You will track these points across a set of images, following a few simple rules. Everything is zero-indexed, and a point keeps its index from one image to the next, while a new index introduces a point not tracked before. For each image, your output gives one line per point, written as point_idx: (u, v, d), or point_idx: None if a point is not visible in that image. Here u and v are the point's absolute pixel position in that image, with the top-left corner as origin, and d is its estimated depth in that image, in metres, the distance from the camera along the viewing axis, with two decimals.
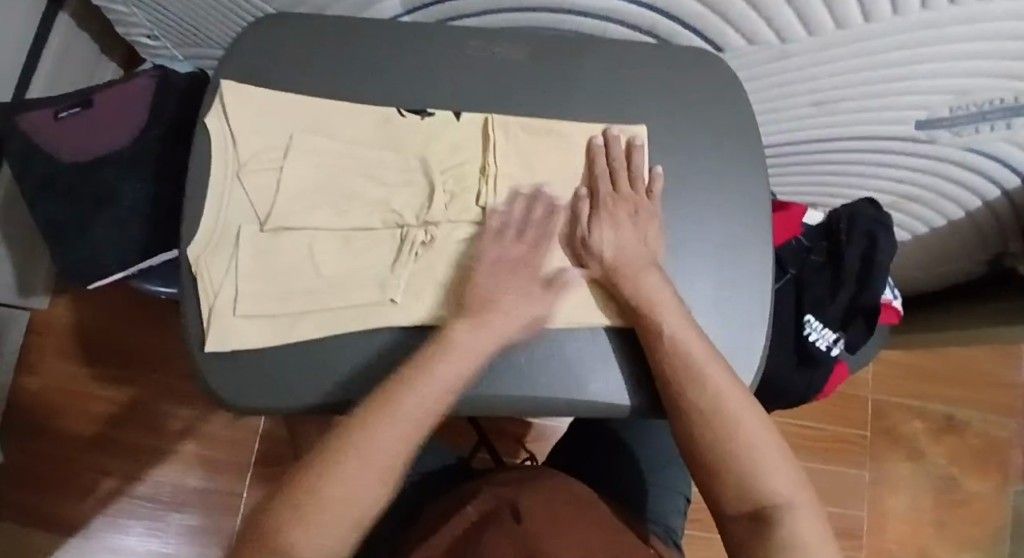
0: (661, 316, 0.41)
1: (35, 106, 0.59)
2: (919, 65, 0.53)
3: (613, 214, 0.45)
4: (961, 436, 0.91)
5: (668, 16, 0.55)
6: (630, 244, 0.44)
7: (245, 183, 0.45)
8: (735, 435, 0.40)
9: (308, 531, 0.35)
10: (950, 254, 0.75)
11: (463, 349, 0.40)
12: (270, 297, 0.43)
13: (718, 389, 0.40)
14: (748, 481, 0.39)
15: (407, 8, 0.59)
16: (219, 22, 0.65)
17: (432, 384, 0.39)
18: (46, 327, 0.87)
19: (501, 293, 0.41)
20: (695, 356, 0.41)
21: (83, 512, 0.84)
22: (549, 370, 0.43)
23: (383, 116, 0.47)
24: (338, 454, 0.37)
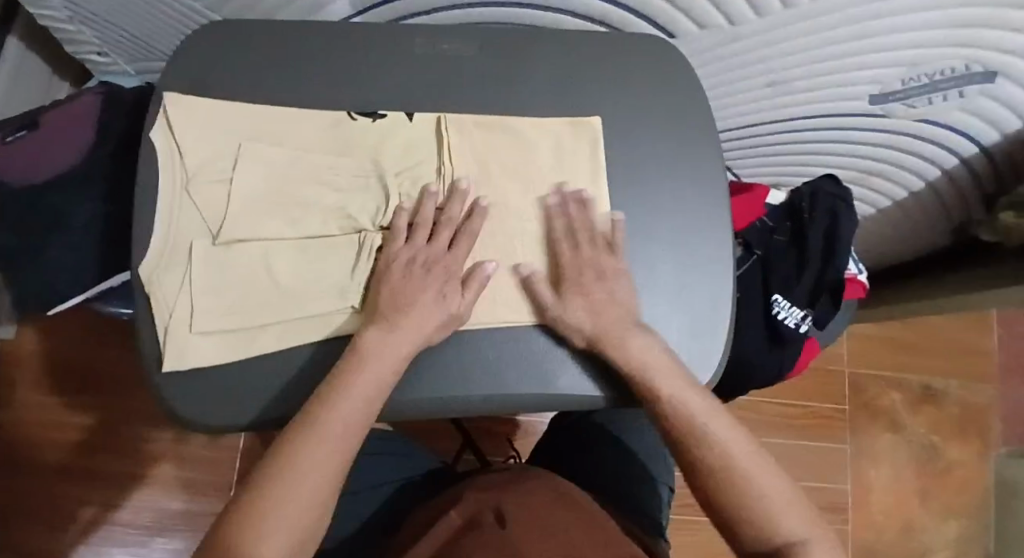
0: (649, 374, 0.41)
1: None
2: (870, 39, 0.53)
3: (580, 283, 0.43)
4: (941, 406, 0.92)
5: (617, 4, 0.55)
6: (603, 309, 0.42)
7: (194, 197, 0.44)
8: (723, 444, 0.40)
9: (276, 527, 0.35)
10: (916, 227, 0.76)
11: (382, 352, 0.39)
12: (226, 312, 0.43)
13: (724, 439, 0.40)
14: (755, 503, 0.39)
15: (357, 10, 0.58)
16: (165, 32, 0.64)
17: (356, 389, 0.38)
18: (13, 357, 0.85)
19: (414, 296, 0.41)
20: (697, 415, 0.40)
21: (63, 543, 0.82)
22: (513, 367, 0.43)
23: (334, 120, 0.46)
24: (289, 463, 0.37)
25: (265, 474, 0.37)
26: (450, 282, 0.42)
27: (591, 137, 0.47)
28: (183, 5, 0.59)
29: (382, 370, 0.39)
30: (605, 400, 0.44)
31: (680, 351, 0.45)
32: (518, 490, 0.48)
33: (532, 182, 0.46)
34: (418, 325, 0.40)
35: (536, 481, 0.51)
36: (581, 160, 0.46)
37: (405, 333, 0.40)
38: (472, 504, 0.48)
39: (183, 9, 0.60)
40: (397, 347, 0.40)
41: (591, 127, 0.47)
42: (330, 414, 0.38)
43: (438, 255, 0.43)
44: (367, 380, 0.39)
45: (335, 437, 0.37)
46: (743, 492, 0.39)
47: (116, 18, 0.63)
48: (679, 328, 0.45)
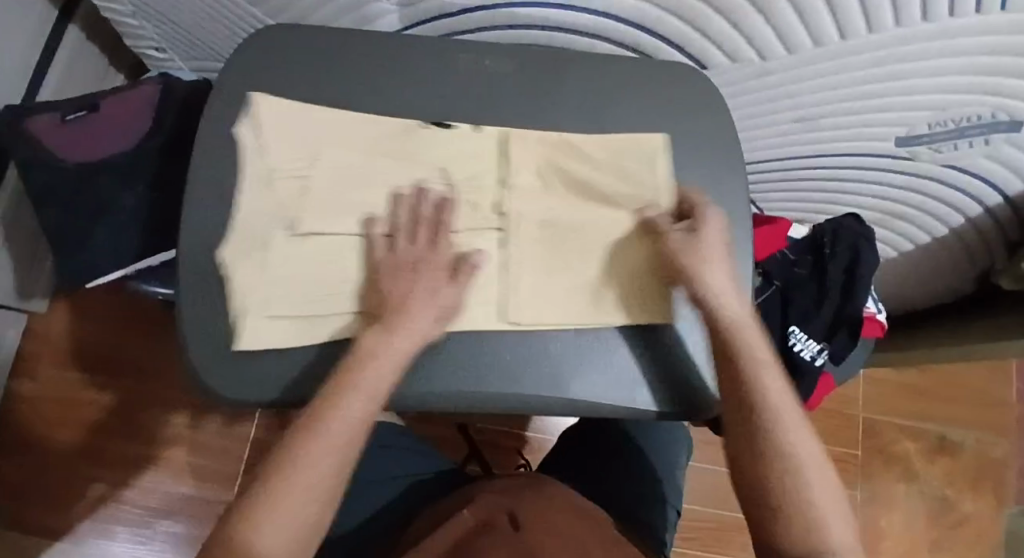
0: (755, 355, 0.41)
1: (40, 110, 0.61)
2: (899, 82, 0.55)
3: (702, 252, 0.42)
4: (955, 456, 0.91)
5: (651, 32, 0.57)
6: (720, 270, 0.42)
7: (273, 191, 0.46)
8: (784, 433, 0.40)
9: (293, 511, 0.37)
10: (940, 273, 0.76)
11: (382, 353, 0.39)
12: (297, 300, 0.44)
13: (799, 445, 0.40)
14: (803, 500, 0.39)
15: (404, 25, 0.62)
16: (221, 33, 0.68)
17: (354, 394, 0.39)
18: (44, 331, 0.88)
19: (409, 302, 0.41)
20: (783, 420, 0.40)
21: (71, 518, 0.84)
22: (533, 366, 0.44)
23: (406, 128, 0.48)
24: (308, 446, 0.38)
25: (283, 457, 0.38)
26: (439, 277, 0.43)
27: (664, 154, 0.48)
28: (243, 8, 0.63)
29: (380, 375, 0.39)
30: (624, 409, 0.44)
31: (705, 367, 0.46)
32: (531, 497, 0.50)
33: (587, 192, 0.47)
34: (414, 330, 0.40)
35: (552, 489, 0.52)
36: (646, 177, 0.47)
37: (404, 333, 0.40)
38: (486, 505, 0.49)
39: (241, 11, 0.64)
40: (396, 352, 0.40)
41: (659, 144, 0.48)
42: (331, 416, 0.38)
43: (421, 255, 0.43)
44: (362, 384, 0.39)
45: (332, 442, 0.38)
46: (801, 499, 0.39)
47: (178, 17, 0.67)
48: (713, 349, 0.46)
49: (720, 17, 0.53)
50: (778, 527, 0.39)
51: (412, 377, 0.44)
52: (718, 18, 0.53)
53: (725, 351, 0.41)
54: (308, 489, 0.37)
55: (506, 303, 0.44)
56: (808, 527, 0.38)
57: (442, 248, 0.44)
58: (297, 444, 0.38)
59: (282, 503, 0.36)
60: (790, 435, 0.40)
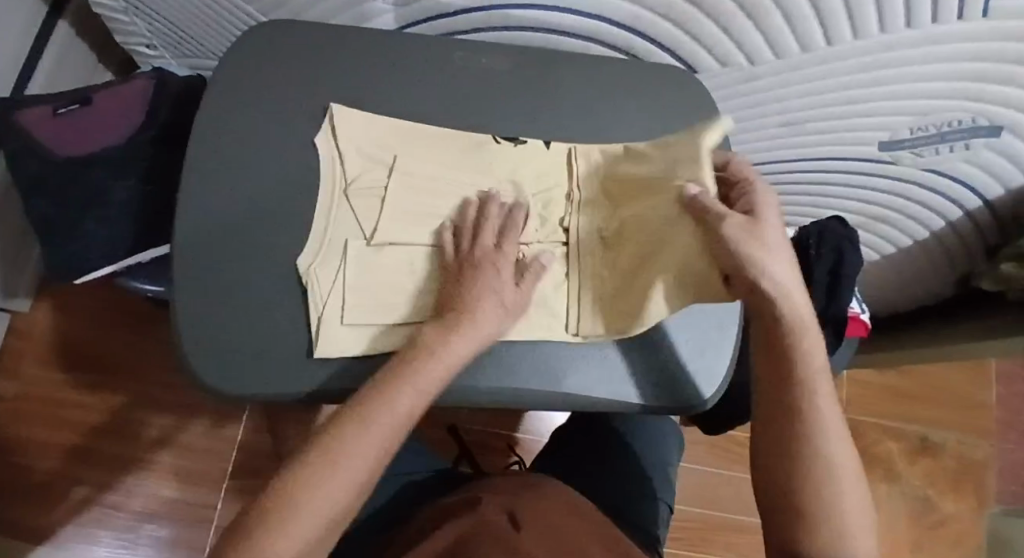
0: (808, 359, 0.39)
1: (30, 103, 0.60)
2: (882, 87, 0.56)
3: (767, 241, 0.37)
4: (936, 457, 0.92)
5: (642, 35, 0.59)
6: (779, 263, 0.37)
7: (351, 202, 0.47)
8: (823, 444, 0.39)
9: (323, 512, 0.35)
10: (921, 276, 0.78)
11: (446, 352, 0.39)
12: (379, 308, 0.44)
13: (836, 454, 0.39)
14: (830, 512, 0.38)
15: (399, 24, 0.63)
16: (214, 31, 0.68)
17: (408, 390, 0.38)
18: (27, 330, 0.87)
19: (474, 299, 0.41)
20: (826, 428, 0.39)
21: (53, 521, 0.82)
22: (527, 362, 0.44)
23: (479, 142, 0.49)
24: (346, 444, 0.36)
25: (319, 453, 0.36)
26: (503, 273, 0.43)
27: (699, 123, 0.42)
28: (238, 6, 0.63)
29: (434, 375, 0.38)
30: (617, 403, 0.45)
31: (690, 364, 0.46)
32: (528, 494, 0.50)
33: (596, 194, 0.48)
34: (478, 333, 0.40)
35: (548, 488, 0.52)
36: None
37: (474, 331, 0.40)
38: (482, 502, 0.49)
39: (236, 10, 0.64)
40: (455, 353, 0.39)
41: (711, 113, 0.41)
42: (382, 411, 0.37)
43: (488, 254, 0.43)
44: (419, 382, 0.38)
45: (377, 437, 0.37)
46: (833, 511, 0.38)
47: (172, 14, 0.67)
48: (705, 347, 0.47)
49: (711, 21, 0.55)
50: (799, 532, 0.39)
51: None
52: (707, 22, 0.55)
53: (780, 351, 0.39)
54: (345, 480, 0.36)
55: (572, 314, 0.45)
56: (831, 533, 0.38)
57: (509, 251, 0.44)
58: (341, 435, 0.36)
59: (318, 492, 0.35)
60: (828, 444, 0.39)
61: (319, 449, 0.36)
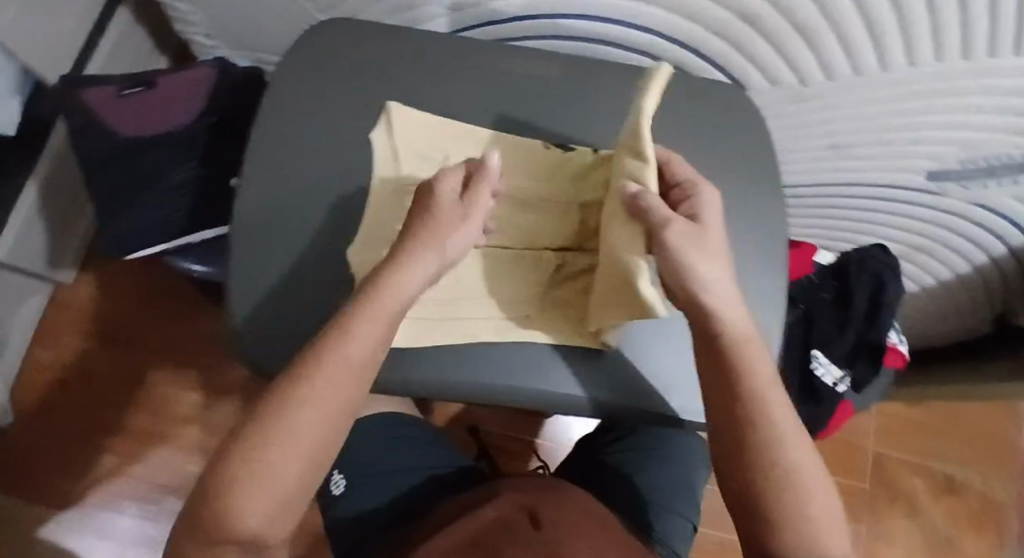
0: (752, 370, 0.40)
1: (97, 84, 0.62)
2: (933, 116, 0.56)
3: (706, 246, 0.39)
4: (960, 496, 0.90)
5: (692, 51, 0.59)
6: (713, 267, 0.39)
7: (402, 197, 0.48)
8: (783, 452, 0.38)
9: (265, 479, 0.35)
10: (958, 310, 0.77)
11: (377, 312, 0.39)
12: (424, 301, 0.47)
13: (798, 462, 0.38)
14: (801, 518, 0.37)
15: (453, 29, 0.65)
16: (273, 26, 0.70)
17: (345, 358, 0.38)
18: (68, 302, 0.89)
19: (406, 254, 0.40)
20: (785, 437, 0.38)
21: (79, 489, 0.84)
22: (546, 366, 0.46)
23: (529, 148, 0.50)
24: (284, 409, 0.36)
25: (259, 421, 0.36)
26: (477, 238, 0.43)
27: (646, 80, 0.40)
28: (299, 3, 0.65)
29: (369, 338, 0.39)
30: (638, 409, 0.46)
31: None
32: (549, 498, 0.50)
33: None
34: (404, 289, 0.40)
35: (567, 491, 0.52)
36: (758, 213, 0.50)
37: (405, 286, 0.40)
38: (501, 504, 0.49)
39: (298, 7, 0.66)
40: (383, 316, 0.39)
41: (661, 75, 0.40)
42: (317, 377, 0.37)
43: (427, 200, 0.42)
44: (350, 348, 0.38)
45: (321, 406, 0.37)
46: (805, 519, 0.37)
47: (234, 8, 0.69)
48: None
49: (762, 39, 0.55)
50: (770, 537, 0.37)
51: (445, 366, 0.46)
52: (760, 41, 0.55)
53: (721, 359, 0.40)
54: (294, 451, 0.36)
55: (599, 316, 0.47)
56: (802, 538, 0.36)
57: (446, 187, 0.42)
58: (287, 406, 0.36)
59: (270, 462, 0.35)
60: (792, 451, 0.38)
61: (266, 420, 0.36)
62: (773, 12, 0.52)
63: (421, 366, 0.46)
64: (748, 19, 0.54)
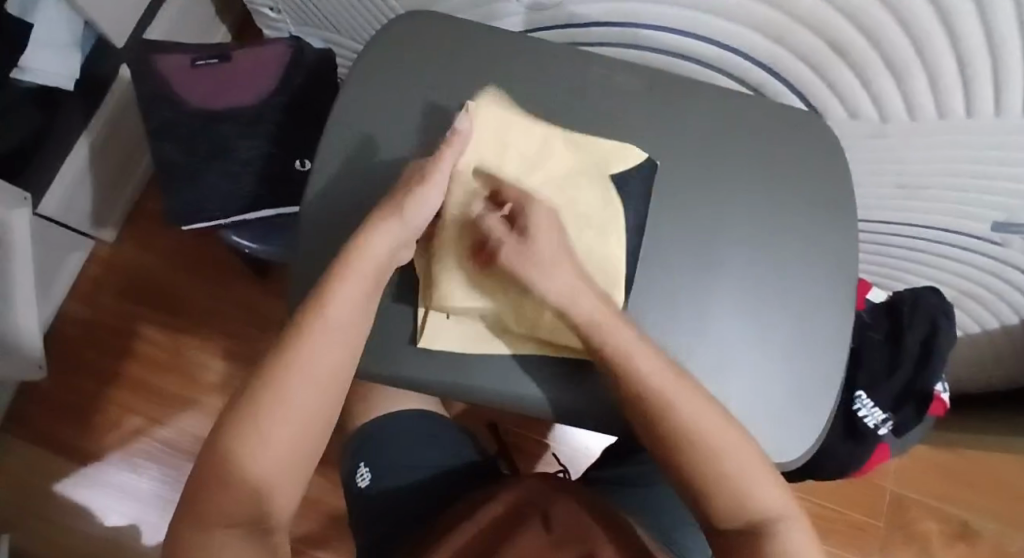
0: (641, 370, 0.41)
1: (177, 52, 0.65)
2: (1006, 167, 0.55)
3: (536, 257, 0.43)
4: (974, 545, 0.90)
5: (776, 76, 0.58)
6: (551, 273, 0.43)
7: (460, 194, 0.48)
8: (709, 441, 0.41)
9: (267, 441, 0.38)
10: (999, 359, 0.76)
11: (346, 279, 0.40)
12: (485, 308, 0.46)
13: (726, 447, 0.41)
14: (735, 495, 0.41)
15: (527, 28, 0.64)
16: (342, 9, 0.70)
17: (325, 324, 0.40)
18: (108, 260, 0.90)
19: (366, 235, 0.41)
20: (702, 425, 0.41)
21: (105, 446, 0.86)
22: (563, 381, 0.46)
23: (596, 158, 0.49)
24: (278, 375, 0.39)
25: (256, 387, 0.39)
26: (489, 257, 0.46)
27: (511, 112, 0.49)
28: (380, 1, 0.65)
29: (347, 304, 0.40)
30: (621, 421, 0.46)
31: (779, 415, 0.48)
32: (568, 500, 0.53)
33: (710, 234, 0.50)
34: (375, 257, 0.41)
35: (578, 492, 0.55)
36: (825, 254, 0.51)
37: (376, 255, 0.41)
38: (523, 507, 0.52)
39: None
40: (363, 281, 0.41)
41: (491, 100, 0.49)
42: (305, 344, 0.40)
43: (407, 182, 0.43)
44: (333, 314, 0.40)
45: (306, 371, 0.39)
46: (742, 491, 0.41)
47: None
48: (782, 395, 0.48)
49: (849, 69, 0.54)
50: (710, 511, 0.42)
51: (505, 375, 0.46)
52: (845, 71, 0.54)
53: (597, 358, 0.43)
54: (292, 415, 0.39)
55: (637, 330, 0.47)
56: (737, 510, 0.41)
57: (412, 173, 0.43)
58: (277, 370, 0.39)
59: (261, 426, 0.38)
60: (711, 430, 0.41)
61: (257, 389, 0.39)
62: (863, 44, 0.51)
63: (427, 367, 0.46)
64: (838, 50, 0.53)
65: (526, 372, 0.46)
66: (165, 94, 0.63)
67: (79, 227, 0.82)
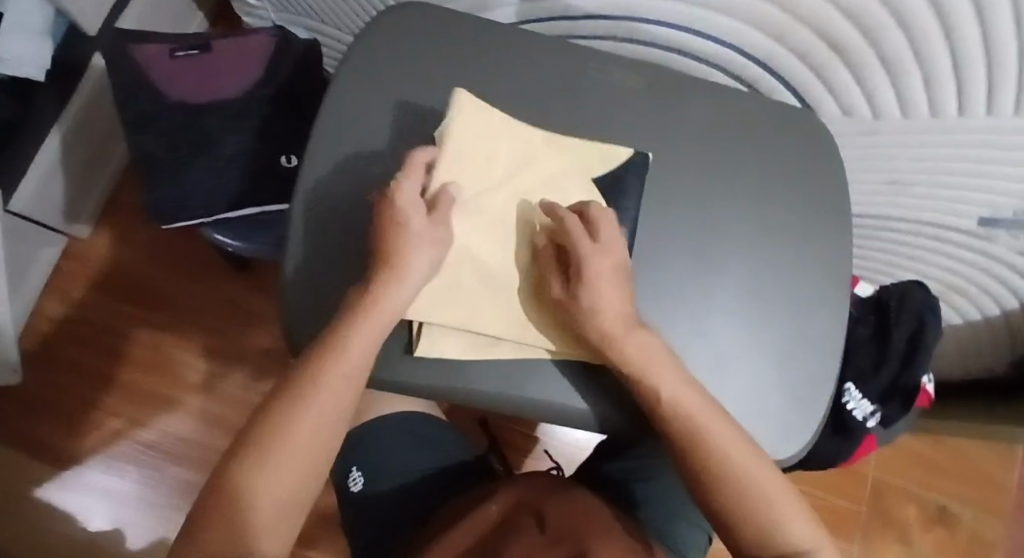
0: (681, 404, 0.42)
1: (154, 40, 0.63)
2: (993, 166, 0.55)
3: (594, 295, 0.42)
4: (950, 528, 0.93)
5: (772, 73, 0.58)
6: (613, 304, 0.42)
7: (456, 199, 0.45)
8: (738, 476, 0.42)
9: (271, 480, 0.40)
10: (978, 350, 0.78)
11: (371, 317, 0.41)
12: (481, 313, 0.45)
13: (752, 480, 0.42)
14: (762, 525, 0.42)
15: (519, 19, 0.63)
16: (326, 3, 0.69)
17: (339, 365, 0.41)
18: (82, 256, 0.88)
19: (399, 270, 0.41)
20: (731, 458, 0.42)
21: (84, 448, 0.84)
22: (560, 384, 0.45)
23: (582, 154, 0.48)
24: (285, 417, 0.40)
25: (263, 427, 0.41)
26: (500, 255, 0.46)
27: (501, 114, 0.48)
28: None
29: (364, 346, 0.41)
30: (613, 421, 0.46)
31: (779, 416, 0.48)
32: (564, 498, 0.53)
33: (708, 234, 0.50)
34: (396, 301, 0.42)
35: (575, 491, 0.55)
36: (821, 252, 0.51)
37: (401, 293, 0.42)
38: (517, 505, 0.52)
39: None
40: (382, 322, 0.41)
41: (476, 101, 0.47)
42: (318, 386, 0.41)
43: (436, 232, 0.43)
44: (347, 356, 0.41)
45: (321, 407, 0.41)
46: (769, 520, 0.42)
47: None
48: (782, 395, 0.48)
49: (846, 69, 0.54)
50: (739, 540, 0.43)
51: (505, 380, 0.45)
52: (842, 70, 0.54)
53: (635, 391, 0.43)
54: (297, 453, 0.40)
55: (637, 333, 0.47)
56: (763, 539, 0.43)
57: (442, 213, 0.43)
58: (290, 409, 0.41)
59: (268, 466, 0.40)
60: (740, 465, 0.42)
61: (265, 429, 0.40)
62: (861, 43, 0.51)
63: (419, 369, 0.45)
64: (837, 48, 0.52)
65: (525, 379, 0.45)
66: (144, 88, 0.61)
67: (51, 223, 0.79)
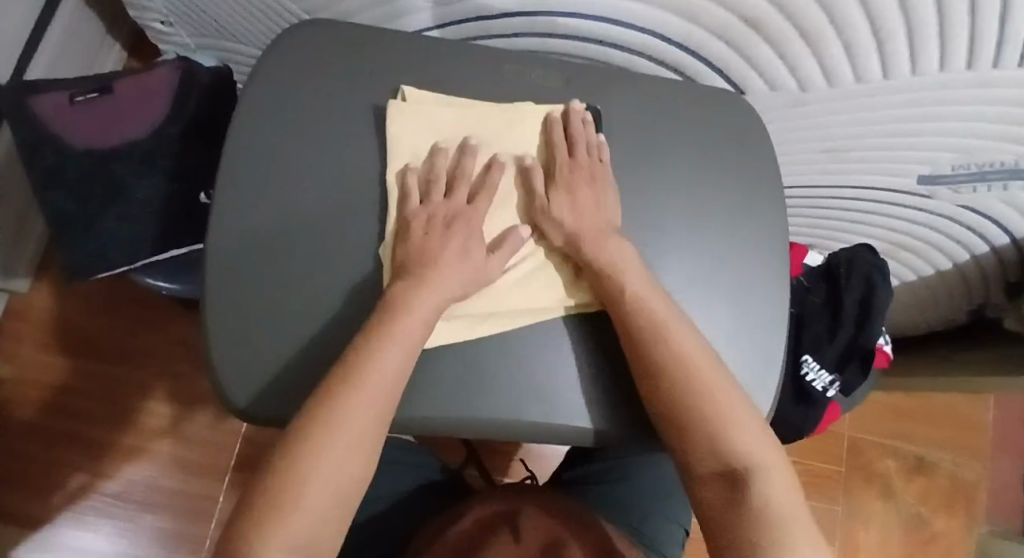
0: (647, 305, 0.42)
1: (46, 88, 0.62)
2: (922, 124, 0.55)
3: (573, 191, 0.46)
4: (932, 476, 0.94)
5: (694, 55, 0.57)
6: (588, 209, 0.45)
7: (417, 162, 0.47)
8: (698, 386, 0.41)
9: (294, 522, 0.35)
10: (936, 302, 0.78)
11: (400, 330, 0.40)
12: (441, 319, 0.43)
13: (720, 394, 0.41)
14: (717, 443, 0.40)
15: (436, 24, 0.61)
16: (240, 22, 0.67)
17: (372, 383, 0.38)
18: (25, 312, 0.87)
19: (436, 260, 0.43)
20: (692, 360, 0.41)
21: (50, 508, 0.83)
22: (522, 391, 0.43)
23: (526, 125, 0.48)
24: (311, 444, 0.37)
25: (285, 458, 0.37)
26: (473, 238, 0.44)
27: (452, 102, 0.48)
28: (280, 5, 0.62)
29: (394, 364, 0.39)
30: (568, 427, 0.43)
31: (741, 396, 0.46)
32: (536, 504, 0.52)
33: (640, 227, 0.48)
34: (439, 291, 0.42)
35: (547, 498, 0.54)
36: (761, 234, 0.50)
37: (423, 306, 0.41)
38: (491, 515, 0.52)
39: (274, 12, 0.64)
40: (405, 343, 0.40)
41: (423, 94, 0.48)
42: (351, 402, 0.38)
43: (457, 210, 0.45)
44: (380, 376, 0.39)
45: (349, 427, 0.37)
46: (721, 435, 0.40)
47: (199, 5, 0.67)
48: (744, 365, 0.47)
49: (766, 46, 0.53)
50: (693, 460, 0.40)
51: (445, 401, 0.43)
52: (764, 48, 0.53)
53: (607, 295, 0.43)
54: (324, 484, 0.36)
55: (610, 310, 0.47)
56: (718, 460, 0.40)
57: (459, 197, 0.45)
58: (324, 425, 0.37)
59: (294, 503, 0.35)
60: (706, 375, 0.41)
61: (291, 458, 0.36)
62: (778, 18, 0.50)
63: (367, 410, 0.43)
64: (751, 25, 0.51)
65: (471, 403, 0.43)
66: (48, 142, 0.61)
67: None
